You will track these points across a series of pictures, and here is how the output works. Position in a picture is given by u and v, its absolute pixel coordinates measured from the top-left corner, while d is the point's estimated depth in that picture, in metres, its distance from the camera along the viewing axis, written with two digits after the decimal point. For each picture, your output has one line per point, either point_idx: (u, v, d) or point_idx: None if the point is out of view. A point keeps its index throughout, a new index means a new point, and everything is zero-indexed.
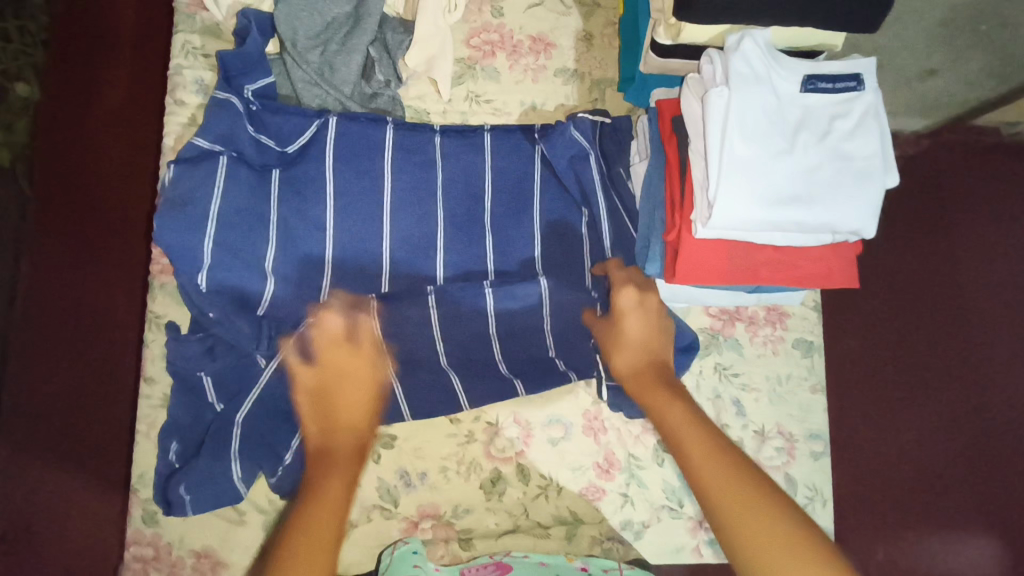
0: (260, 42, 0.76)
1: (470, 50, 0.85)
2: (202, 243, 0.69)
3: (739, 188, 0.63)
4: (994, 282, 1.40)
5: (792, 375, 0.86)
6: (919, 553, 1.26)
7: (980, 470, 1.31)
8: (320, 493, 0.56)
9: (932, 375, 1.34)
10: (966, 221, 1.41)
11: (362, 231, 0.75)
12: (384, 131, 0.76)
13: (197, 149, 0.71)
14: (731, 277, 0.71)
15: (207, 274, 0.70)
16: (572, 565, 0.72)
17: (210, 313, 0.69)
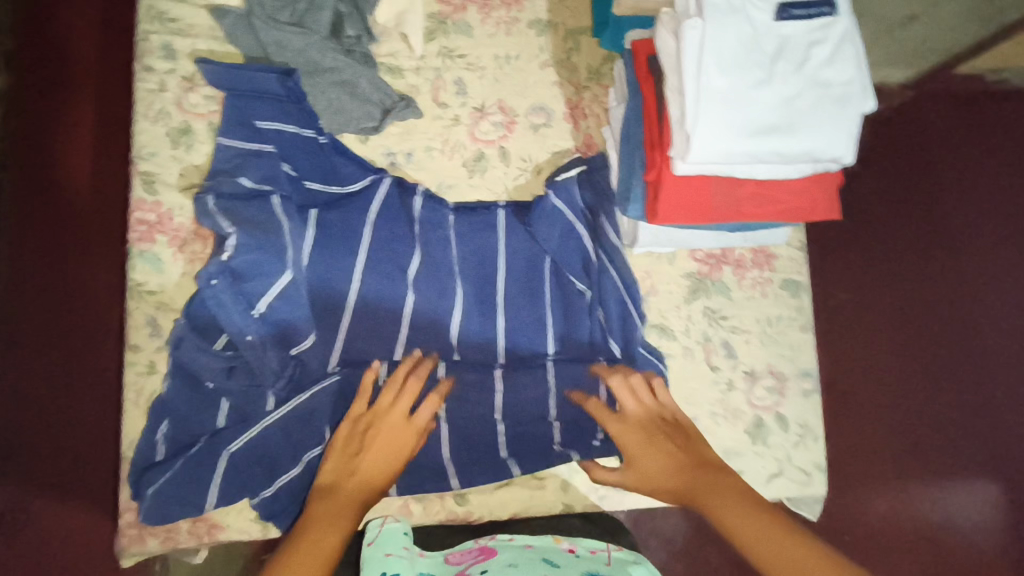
0: (274, 83, 0.75)
1: (441, 5, 0.84)
2: (279, 271, 0.70)
3: (716, 123, 0.63)
4: (979, 223, 1.40)
5: (782, 317, 0.86)
6: (920, 501, 1.26)
7: (975, 416, 1.31)
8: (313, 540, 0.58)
9: (921, 322, 1.34)
10: (952, 167, 1.41)
11: (343, 231, 0.76)
12: (414, 201, 0.79)
13: (244, 188, 0.72)
14: (715, 216, 0.70)
15: (267, 301, 0.70)
16: (559, 546, 0.68)
17: (248, 336, 0.69)
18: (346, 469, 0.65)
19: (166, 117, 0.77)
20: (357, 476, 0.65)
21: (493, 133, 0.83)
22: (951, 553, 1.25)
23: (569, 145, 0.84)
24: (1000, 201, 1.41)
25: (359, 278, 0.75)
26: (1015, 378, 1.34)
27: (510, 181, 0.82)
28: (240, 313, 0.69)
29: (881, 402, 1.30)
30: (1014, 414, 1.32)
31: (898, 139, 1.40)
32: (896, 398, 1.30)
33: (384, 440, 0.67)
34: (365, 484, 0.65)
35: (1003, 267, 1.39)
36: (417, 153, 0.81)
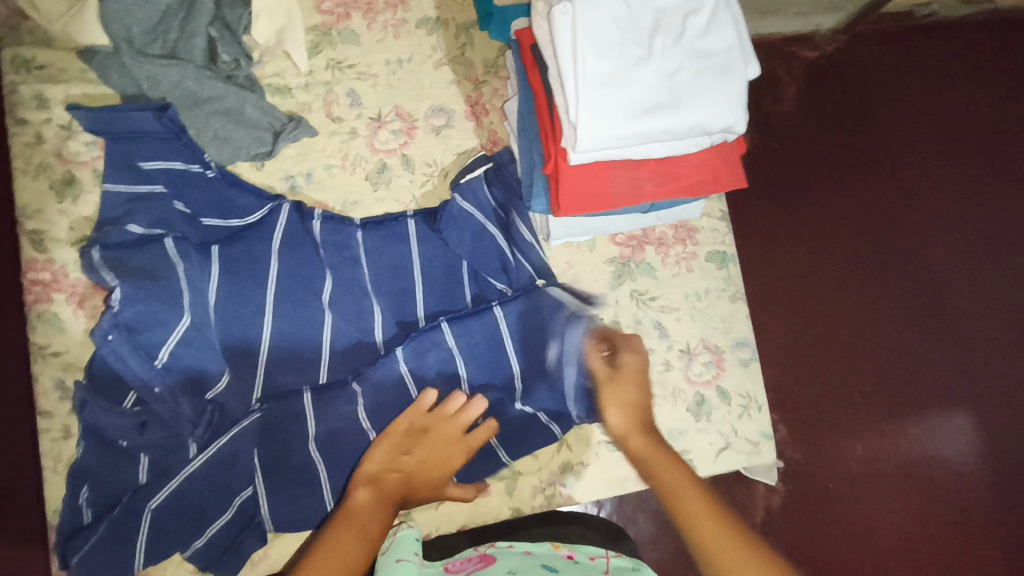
0: (150, 121, 0.72)
1: (323, 16, 0.81)
2: (178, 317, 0.68)
3: (600, 108, 0.61)
4: (924, 140, 1.30)
5: (710, 289, 0.85)
6: (899, 442, 1.14)
7: (944, 345, 1.21)
8: (355, 525, 0.62)
9: (876, 251, 1.23)
10: (890, 88, 1.31)
11: (247, 263, 0.74)
12: (311, 223, 0.76)
13: (134, 236, 0.70)
14: (618, 202, 0.69)
15: (169, 350, 0.69)
16: (558, 553, 0.68)
17: (156, 387, 0.68)
18: (394, 462, 0.69)
19: (47, 170, 0.74)
20: (402, 472, 0.69)
21: (394, 141, 0.80)
22: (938, 494, 1.13)
23: (474, 144, 0.82)
24: (944, 119, 1.32)
25: (270, 320, 0.73)
26: (979, 302, 1.24)
27: (416, 189, 0.80)
28: (143, 365, 0.67)
29: (846, 342, 1.17)
30: (982, 338, 1.23)
31: (834, 66, 1.29)
32: (861, 336, 1.18)
33: (432, 442, 0.71)
34: (406, 480, 0.69)
35: (954, 186, 1.29)
36: (317, 173, 0.79)
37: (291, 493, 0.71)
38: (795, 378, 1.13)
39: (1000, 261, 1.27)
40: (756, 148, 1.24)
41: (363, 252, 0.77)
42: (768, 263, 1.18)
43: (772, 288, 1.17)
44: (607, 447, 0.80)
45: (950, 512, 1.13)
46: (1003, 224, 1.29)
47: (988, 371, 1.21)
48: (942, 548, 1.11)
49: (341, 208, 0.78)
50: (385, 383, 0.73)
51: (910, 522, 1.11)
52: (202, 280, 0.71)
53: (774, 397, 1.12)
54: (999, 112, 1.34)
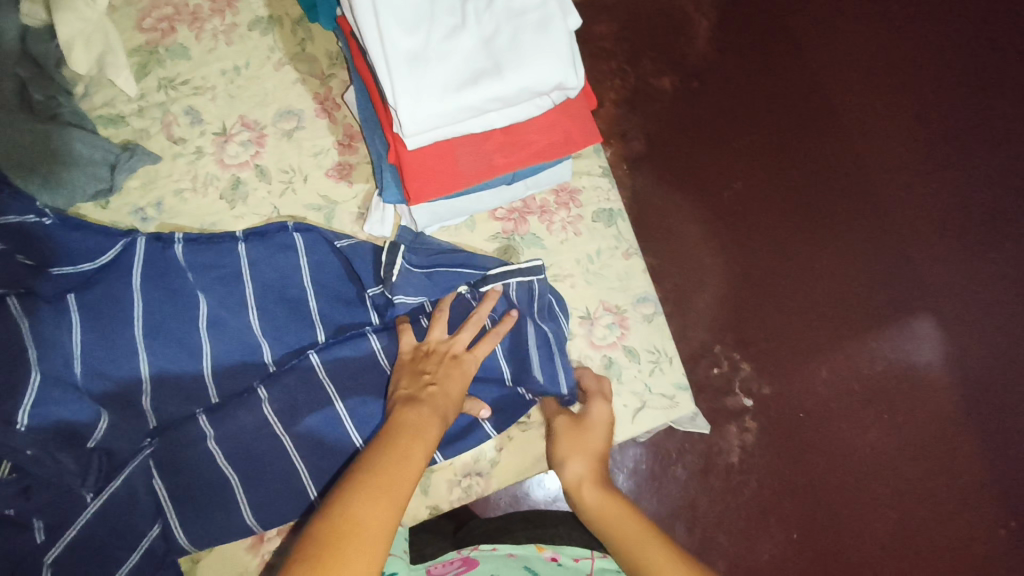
0: None
1: (146, 34, 0.76)
2: (33, 377, 0.64)
3: (419, 86, 0.58)
4: (835, 47, 1.26)
5: (602, 250, 0.82)
6: (861, 357, 1.10)
7: (894, 249, 1.17)
8: (411, 436, 0.61)
9: (806, 166, 1.19)
10: (797, 7, 1.27)
11: (109, 305, 0.70)
12: (174, 249, 0.73)
13: None
14: (471, 179, 0.66)
15: (28, 412, 0.63)
16: (541, 556, 0.72)
17: (29, 452, 0.62)
18: (421, 381, 0.68)
19: None
20: (434, 385, 0.67)
21: (244, 153, 0.77)
22: (910, 403, 1.10)
23: (330, 142, 0.78)
24: (858, 29, 1.28)
25: (143, 354, 0.70)
26: (922, 202, 1.20)
27: (277, 199, 0.77)
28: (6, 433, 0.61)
29: (790, 266, 1.13)
30: (931, 236, 1.18)
31: None
32: (803, 257, 1.14)
33: (447, 365, 0.70)
34: (443, 392, 0.67)
35: (876, 91, 1.25)
36: (167, 201, 0.75)
37: (202, 523, 0.69)
38: (748, 315, 1.09)
39: (937, 157, 1.22)
40: (675, 89, 1.18)
41: (243, 264, 0.73)
42: (702, 201, 1.13)
43: (708, 226, 1.12)
44: (518, 428, 0.79)
45: (926, 419, 1.09)
46: (935, 120, 1.24)
47: (943, 269, 1.17)
48: (920, 455, 1.08)
49: (199, 230, 0.75)
50: (296, 386, 0.71)
51: (885, 436, 1.08)
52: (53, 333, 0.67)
53: (726, 337, 1.07)
54: (909, 11, 1.30)
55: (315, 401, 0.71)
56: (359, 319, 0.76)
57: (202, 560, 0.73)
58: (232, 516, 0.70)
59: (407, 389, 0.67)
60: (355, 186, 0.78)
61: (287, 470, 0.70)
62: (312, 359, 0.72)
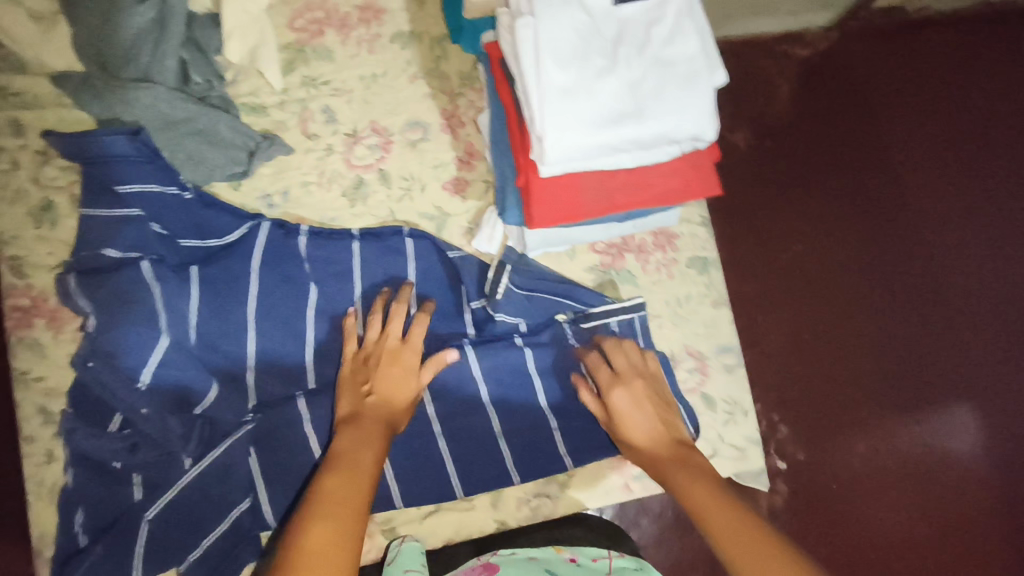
0: (123, 141, 0.71)
1: (296, 33, 0.81)
2: (157, 337, 0.67)
3: (565, 119, 0.61)
4: (913, 127, 1.26)
5: (692, 295, 0.84)
6: (901, 437, 1.10)
7: (945, 335, 1.17)
8: (354, 459, 0.61)
9: (869, 241, 1.19)
10: (882, 81, 1.26)
11: (228, 282, 0.73)
12: (297, 239, 0.76)
13: (110, 261, 0.70)
14: (590, 211, 0.68)
15: (150, 371, 0.67)
16: (562, 557, 0.69)
17: (142, 409, 0.67)
18: (361, 394, 0.69)
19: (24, 196, 0.74)
20: (373, 395, 0.69)
21: (370, 156, 0.80)
22: (944, 491, 1.09)
23: (450, 157, 0.82)
24: (937, 113, 1.27)
25: (252, 333, 0.73)
26: (978, 293, 1.20)
27: (393, 203, 0.80)
28: (126, 389, 0.66)
29: (842, 338, 1.12)
30: (983, 328, 1.18)
31: (824, 61, 1.24)
32: (854, 330, 1.14)
33: (382, 367, 0.71)
34: (383, 403, 0.69)
35: (946, 177, 1.25)
36: (293, 191, 0.79)
37: (288, 502, 0.71)
38: (796, 379, 1.09)
39: (1000, 251, 1.22)
40: (750, 147, 1.18)
41: (355, 263, 0.77)
42: (765, 261, 1.13)
43: (766, 286, 1.11)
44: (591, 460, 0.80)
45: (958, 510, 1.09)
46: (1001, 214, 1.25)
47: (992, 363, 1.16)
48: (948, 545, 1.07)
49: (319, 223, 0.78)
50: None
51: (915, 520, 1.07)
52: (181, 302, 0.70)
53: (773, 399, 1.08)
54: (993, 101, 1.30)
55: None
56: (456, 330, 0.78)
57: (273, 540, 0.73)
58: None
59: (350, 405, 0.69)
60: (468, 201, 0.82)
61: None
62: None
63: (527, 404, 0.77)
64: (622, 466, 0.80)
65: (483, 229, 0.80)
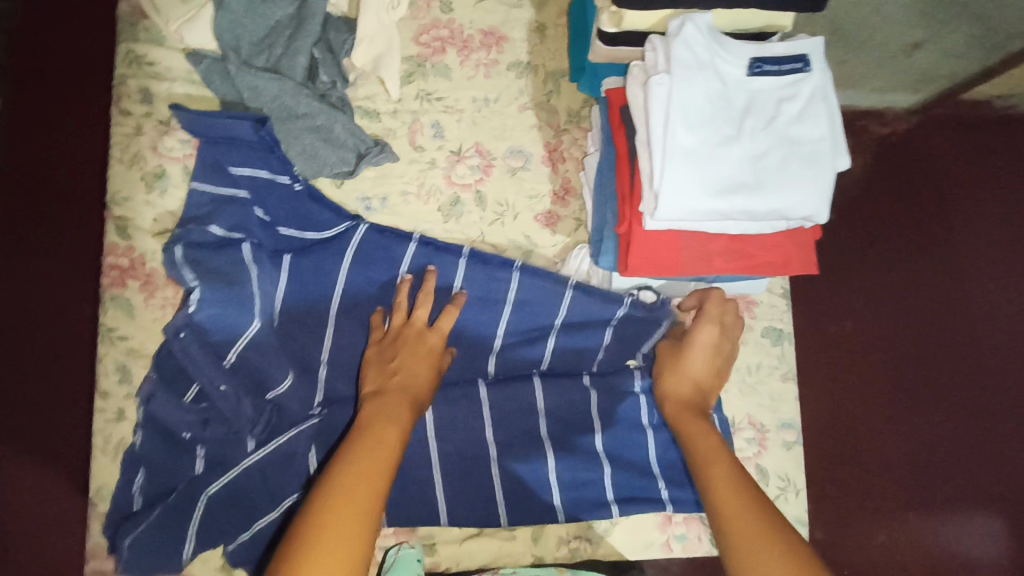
0: (246, 130, 0.73)
1: (420, 48, 0.83)
2: (248, 320, 0.70)
3: (683, 179, 0.62)
4: (988, 222, 1.20)
5: (762, 365, 0.84)
6: (922, 536, 1.05)
7: (986, 440, 1.11)
8: (375, 433, 0.59)
9: (922, 330, 1.14)
10: (961, 170, 1.21)
11: (316, 277, 0.75)
12: (406, 247, 0.77)
13: (213, 238, 0.72)
14: (686, 269, 0.69)
15: (236, 351, 0.70)
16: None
17: (220, 386, 0.69)
18: (386, 373, 0.68)
19: (140, 161, 0.77)
20: (399, 375, 0.67)
21: (470, 177, 0.82)
22: None
23: (546, 190, 0.83)
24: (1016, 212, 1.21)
25: (331, 330, 0.75)
26: None
27: (485, 226, 0.81)
28: (210, 364, 0.68)
29: (877, 425, 1.08)
30: None
31: (904, 139, 1.19)
32: (890, 418, 1.09)
33: (407, 349, 0.70)
34: (407, 380, 0.67)
35: (1014, 277, 1.19)
36: (392, 198, 0.80)
37: None
38: (823, 458, 1.05)
39: None
40: None
41: (455, 279, 0.78)
42: (807, 334, 1.10)
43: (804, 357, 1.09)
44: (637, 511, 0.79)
45: None
46: None
47: None
48: None
49: (412, 231, 0.79)
50: (460, 405, 0.76)
51: None
52: (269, 289, 0.73)
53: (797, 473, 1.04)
54: None
55: (470, 425, 0.76)
56: (529, 360, 0.79)
57: None
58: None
59: (373, 383, 0.67)
60: (557, 236, 0.82)
61: (424, 476, 0.75)
62: (481, 388, 0.77)
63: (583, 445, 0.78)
64: (667, 523, 0.79)
65: (573, 264, 0.81)
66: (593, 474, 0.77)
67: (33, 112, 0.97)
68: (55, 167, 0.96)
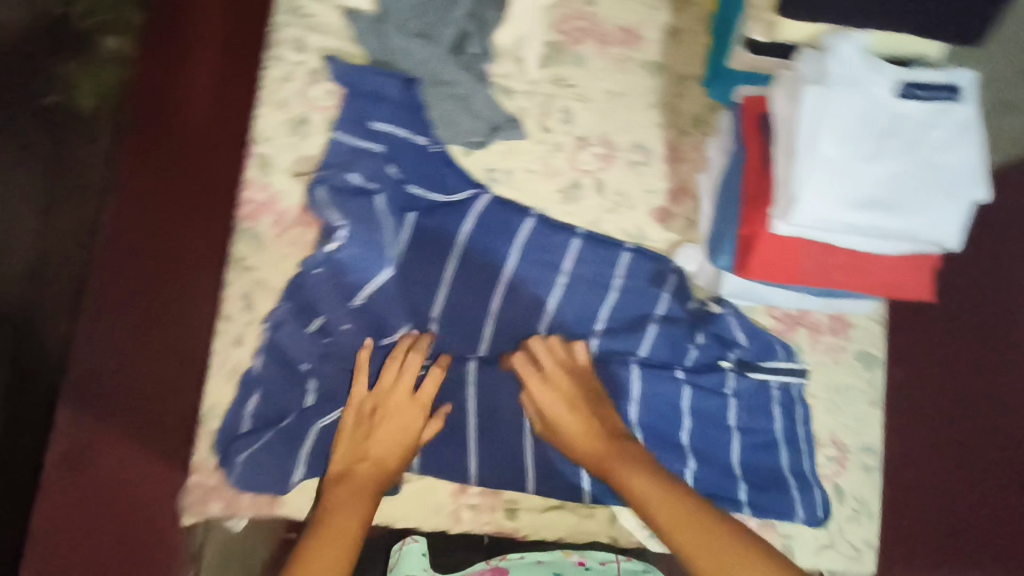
0: (393, 87, 0.79)
1: (560, 35, 0.86)
2: (378, 266, 0.75)
3: (824, 188, 0.63)
4: None
5: (851, 387, 0.85)
6: None
7: None
8: (335, 528, 0.62)
9: None
10: None
11: (438, 237, 0.78)
12: (525, 222, 0.81)
13: (352, 186, 0.76)
14: (804, 278, 0.70)
15: (364, 294, 0.75)
16: (569, 560, 0.76)
17: (343, 325, 0.74)
18: (358, 454, 0.68)
19: (286, 106, 0.80)
20: (367, 460, 0.68)
21: (592, 164, 0.85)
22: None
23: (663, 187, 0.85)
24: None
25: (445, 289, 0.77)
26: None
27: (602, 212, 0.84)
28: (340, 301, 0.74)
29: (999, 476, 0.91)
30: None
31: None
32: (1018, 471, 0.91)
33: (389, 424, 0.69)
34: (375, 467, 0.67)
35: None
36: (517, 173, 0.83)
37: (438, 452, 0.76)
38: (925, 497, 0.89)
39: None
40: None
41: (569, 258, 0.81)
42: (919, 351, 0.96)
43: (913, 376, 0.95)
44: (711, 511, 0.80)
45: None
46: None
47: None
48: None
49: (532, 208, 0.82)
50: None
51: None
52: (395, 238, 0.76)
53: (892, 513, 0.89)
54: None
55: None
56: (627, 348, 0.80)
57: (408, 483, 0.76)
58: (459, 458, 0.76)
59: (343, 462, 0.67)
60: (668, 232, 0.85)
61: (515, 444, 0.76)
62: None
63: (669, 437, 0.79)
64: None
65: (680, 259, 0.84)
66: (677, 468, 0.78)
67: (179, 91, 1.09)
68: (205, 125, 1.06)
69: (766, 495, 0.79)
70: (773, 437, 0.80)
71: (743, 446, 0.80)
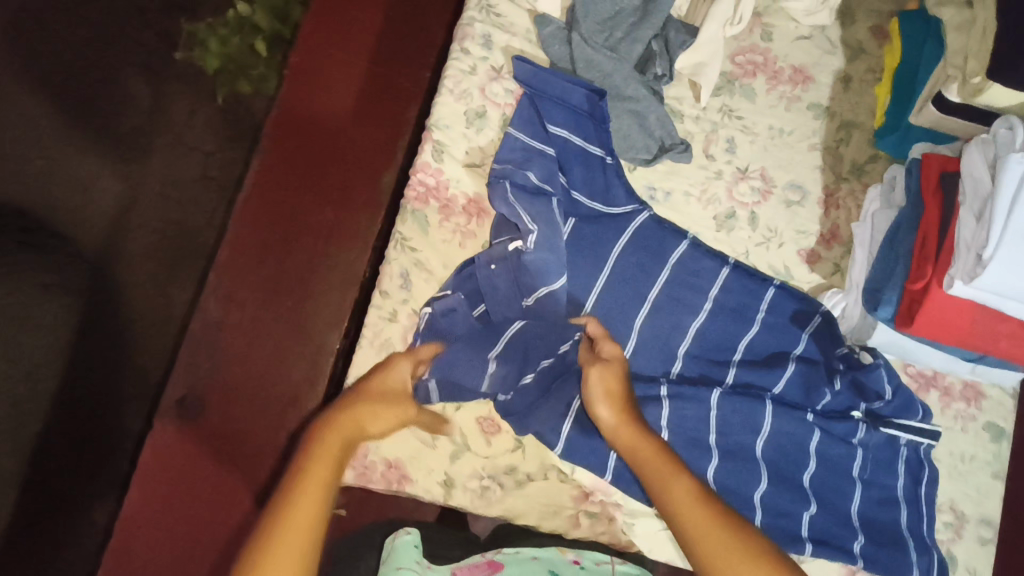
0: (580, 95, 0.79)
1: (734, 66, 0.88)
2: (557, 274, 0.76)
3: (1018, 256, 0.63)
4: None
5: (976, 457, 0.84)
6: None
7: None
8: (307, 473, 0.58)
9: None
10: None
11: (596, 246, 0.80)
12: (680, 244, 0.81)
13: (528, 183, 0.77)
14: (971, 341, 0.71)
15: (537, 296, 0.76)
16: (564, 558, 0.70)
17: (506, 319, 0.76)
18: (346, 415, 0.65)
19: (468, 97, 0.82)
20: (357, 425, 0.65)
21: (749, 197, 0.86)
22: None
23: (815, 230, 0.86)
24: None
25: (595, 297, 0.79)
26: None
27: (752, 245, 0.85)
28: (511, 298, 0.76)
29: None
30: None
31: None
32: None
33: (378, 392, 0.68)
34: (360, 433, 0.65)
35: None
36: (675, 196, 0.85)
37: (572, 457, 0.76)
38: None
39: None
40: None
41: (717, 285, 0.81)
42: None
43: None
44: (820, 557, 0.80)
45: None
46: None
47: None
48: None
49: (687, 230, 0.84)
50: (692, 406, 0.78)
51: None
52: (560, 242, 0.76)
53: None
54: None
55: (699, 427, 0.78)
56: (763, 384, 0.81)
57: (534, 482, 0.78)
58: (589, 467, 0.76)
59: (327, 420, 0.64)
60: (813, 275, 0.86)
61: None
62: (714, 394, 0.78)
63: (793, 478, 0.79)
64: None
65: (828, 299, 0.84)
66: (799, 510, 0.78)
67: (336, 104, 1.09)
68: (356, 149, 1.09)
69: (884, 552, 0.78)
70: (894, 493, 0.81)
71: (862, 498, 0.81)
